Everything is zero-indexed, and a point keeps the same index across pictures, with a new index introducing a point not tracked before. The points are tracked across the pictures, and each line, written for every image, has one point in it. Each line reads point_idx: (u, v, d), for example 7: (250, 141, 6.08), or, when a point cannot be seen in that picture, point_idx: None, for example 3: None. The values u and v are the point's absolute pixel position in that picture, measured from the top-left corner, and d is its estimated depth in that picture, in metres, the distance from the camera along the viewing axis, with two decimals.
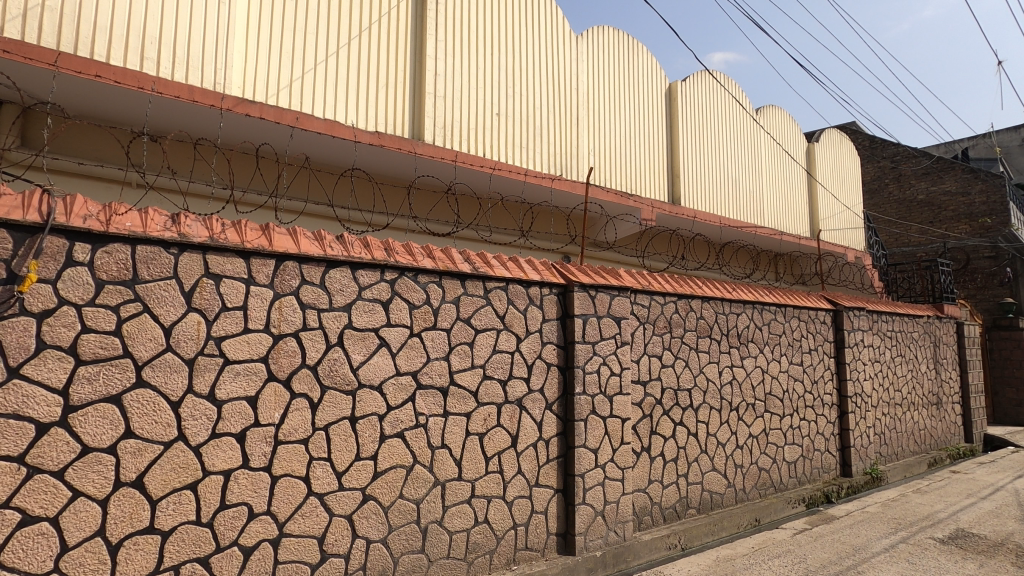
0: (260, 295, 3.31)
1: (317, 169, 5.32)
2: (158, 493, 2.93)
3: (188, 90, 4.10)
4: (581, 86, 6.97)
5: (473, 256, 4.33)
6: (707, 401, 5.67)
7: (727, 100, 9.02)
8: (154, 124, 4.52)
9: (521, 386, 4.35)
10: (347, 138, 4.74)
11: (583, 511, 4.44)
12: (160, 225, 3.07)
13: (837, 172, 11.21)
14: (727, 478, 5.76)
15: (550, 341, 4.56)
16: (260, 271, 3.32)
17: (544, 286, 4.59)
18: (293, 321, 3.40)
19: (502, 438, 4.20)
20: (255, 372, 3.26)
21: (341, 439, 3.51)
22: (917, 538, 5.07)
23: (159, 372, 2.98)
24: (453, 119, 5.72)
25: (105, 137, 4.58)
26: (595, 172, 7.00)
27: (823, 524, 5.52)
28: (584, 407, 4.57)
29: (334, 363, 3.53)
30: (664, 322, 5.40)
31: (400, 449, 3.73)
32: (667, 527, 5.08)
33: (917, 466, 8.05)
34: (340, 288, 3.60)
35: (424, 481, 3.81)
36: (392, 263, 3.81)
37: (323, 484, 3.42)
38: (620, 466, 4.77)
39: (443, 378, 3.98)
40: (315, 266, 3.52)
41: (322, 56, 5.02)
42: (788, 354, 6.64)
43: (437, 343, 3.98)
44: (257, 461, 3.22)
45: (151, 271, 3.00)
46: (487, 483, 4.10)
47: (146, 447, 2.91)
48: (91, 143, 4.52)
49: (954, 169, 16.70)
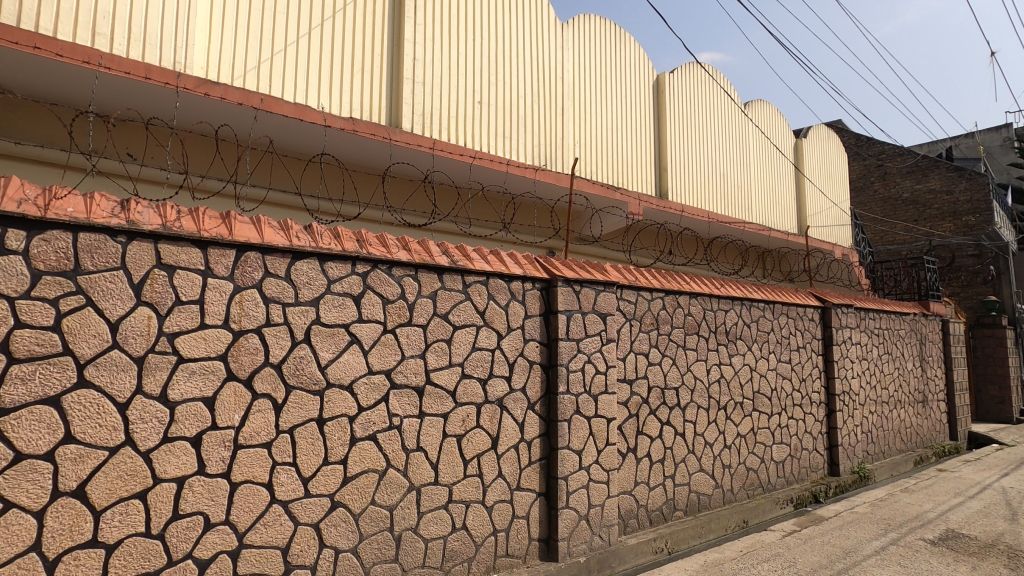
0: (218, 289, 3.07)
1: (283, 156, 5.06)
2: (103, 504, 2.68)
3: (142, 67, 3.84)
4: (567, 75, 6.77)
5: (452, 248, 4.12)
6: (694, 400, 5.52)
7: (716, 93, 8.89)
8: (100, 104, 4.21)
9: (501, 385, 4.15)
10: (319, 123, 4.51)
11: (566, 515, 4.25)
12: (106, 212, 2.82)
13: (824, 168, 11.12)
14: (715, 479, 5.61)
15: (533, 338, 4.37)
16: (218, 262, 3.08)
17: (527, 280, 4.39)
18: (254, 317, 3.17)
19: (481, 440, 4.00)
20: (213, 371, 3.02)
21: (306, 443, 3.28)
22: (907, 540, 4.95)
23: (103, 371, 2.73)
24: (432, 107, 5.49)
25: (42, 113, 4.28)
26: (580, 163, 6.81)
27: (812, 525, 5.41)
28: (568, 407, 4.38)
29: (300, 361, 3.30)
30: (651, 319, 5.23)
31: (371, 453, 3.51)
32: (653, 530, 4.92)
33: (904, 465, 8.00)
34: (308, 281, 3.37)
35: (397, 486, 3.60)
36: (364, 255, 3.58)
37: (287, 491, 3.19)
38: (605, 468, 4.59)
39: (419, 377, 3.76)
40: (279, 257, 3.28)
41: (293, 37, 4.76)
42: (776, 352, 6.51)
43: (412, 341, 3.76)
44: (214, 468, 2.98)
45: (95, 261, 2.74)
46: (465, 488, 3.89)
47: (89, 454, 2.66)
48: (26, 120, 4.21)
49: (939, 167, 16.81)
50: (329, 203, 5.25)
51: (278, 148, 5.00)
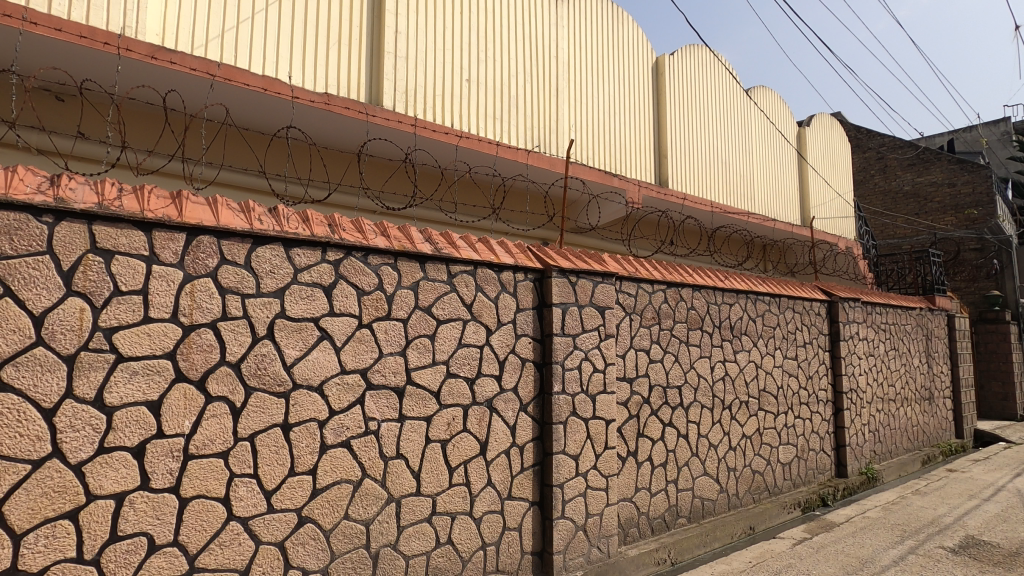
0: (164, 277, 2.69)
1: (245, 135, 4.70)
2: (24, 526, 2.31)
3: (77, 27, 3.42)
4: (562, 53, 6.41)
5: (436, 235, 3.77)
6: (698, 399, 5.18)
7: (717, 77, 8.54)
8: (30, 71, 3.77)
9: (491, 385, 3.79)
10: (287, 99, 4.15)
11: (562, 526, 3.90)
12: (30, 187, 2.44)
13: (827, 158, 10.80)
14: (720, 484, 5.28)
15: (525, 333, 4.01)
16: (165, 247, 2.71)
17: (518, 271, 4.03)
18: (208, 310, 2.79)
19: (468, 446, 3.65)
20: (159, 371, 2.65)
21: (270, 451, 2.91)
22: (926, 548, 4.63)
23: (26, 373, 2.35)
24: (415, 84, 5.12)
25: None
26: (575, 146, 6.45)
27: (823, 532, 5.09)
28: (564, 409, 4.03)
29: (262, 360, 2.93)
30: (652, 313, 4.89)
31: (344, 461, 3.15)
32: (655, 539, 4.58)
33: (911, 464, 7.70)
34: (271, 270, 2.99)
35: (374, 498, 3.24)
36: (336, 240, 3.22)
37: (247, 506, 2.82)
38: (604, 474, 4.24)
39: (399, 377, 3.40)
40: (238, 242, 2.91)
41: (262, 4, 4.38)
42: (782, 348, 6.19)
43: (391, 337, 3.39)
44: (160, 482, 2.61)
45: (15, 243, 2.36)
46: (451, 498, 3.54)
47: (7, 468, 2.28)
48: None
49: (941, 159, 16.57)
50: (299, 186, 4.90)
51: (239, 123, 4.59)
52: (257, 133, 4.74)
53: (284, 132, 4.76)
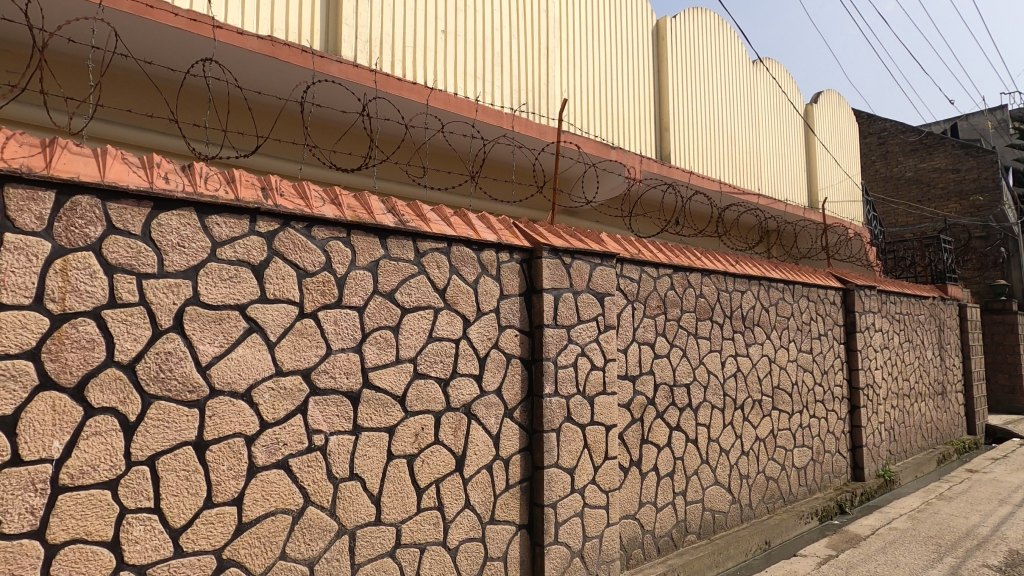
0: (22, 249, 2.00)
1: (147, 74, 4.04)
2: None
3: None
4: (552, 8, 5.74)
5: (401, 206, 3.11)
6: (707, 399, 4.58)
7: (721, 43, 7.90)
8: None
9: (469, 387, 3.15)
10: (210, 33, 3.54)
11: (554, 552, 3.28)
12: None
13: (835, 136, 10.22)
14: (732, 494, 4.68)
15: (510, 325, 3.36)
16: (26, 210, 2.01)
17: (502, 250, 3.37)
18: (89, 294, 2.11)
19: (441, 461, 3.00)
20: (14, 376, 1.96)
21: (178, 478, 2.24)
22: (971, 568, 4.08)
23: None
24: (381, 33, 4.48)
25: None
26: (569, 113, 5.81)
27: (850, 548, 4.51)
28: (556, 414, 3.39)
29: (166, 359, 2.25)
30: (657, 301, 4.27)
31: (281, 486, 2.49)
32: (662, 561, 3.98)
33: (927, 465, 7.19)
34: (179, 243, 2.31)
35: (321, 531, 2.58)
36: (269, 208, 2.53)
37: (145, 551, 2.17)
38: (604, 490, 3.62)
39: (353, 379, 2.74)
40: (133, 208, 2.22)
41: None
42: (797, 340, 5.61)
43: (342, 330, 2.73)
44: (14, 525, 1.93)
45: None
46: (419, 526, 2.89)
47: None
48: None
49: (944, 144, 16.16)
50: (217, 147, 4.34)
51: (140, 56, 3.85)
52: (166, 71, 4.04)
53: (201, 69, 3.99)
